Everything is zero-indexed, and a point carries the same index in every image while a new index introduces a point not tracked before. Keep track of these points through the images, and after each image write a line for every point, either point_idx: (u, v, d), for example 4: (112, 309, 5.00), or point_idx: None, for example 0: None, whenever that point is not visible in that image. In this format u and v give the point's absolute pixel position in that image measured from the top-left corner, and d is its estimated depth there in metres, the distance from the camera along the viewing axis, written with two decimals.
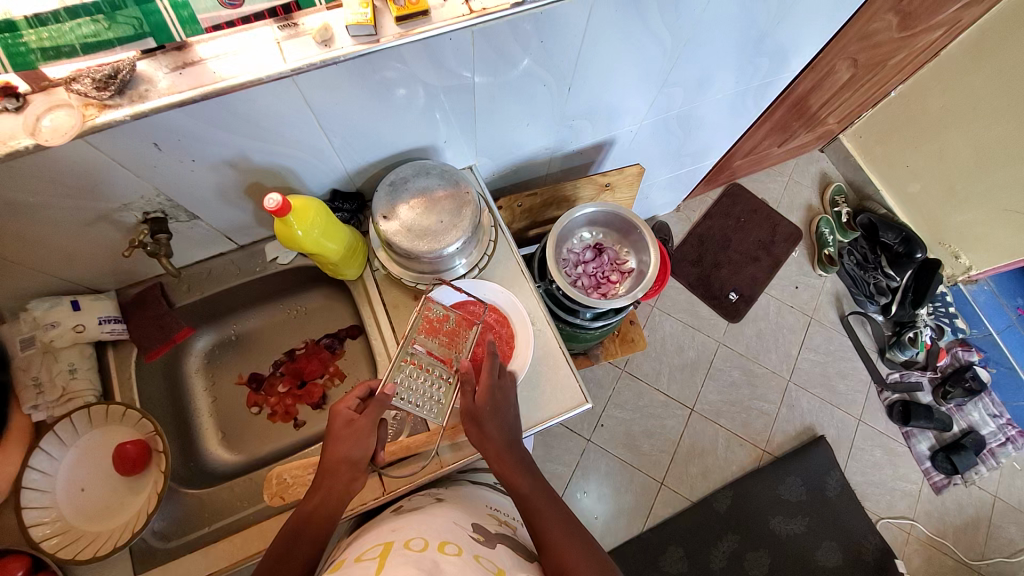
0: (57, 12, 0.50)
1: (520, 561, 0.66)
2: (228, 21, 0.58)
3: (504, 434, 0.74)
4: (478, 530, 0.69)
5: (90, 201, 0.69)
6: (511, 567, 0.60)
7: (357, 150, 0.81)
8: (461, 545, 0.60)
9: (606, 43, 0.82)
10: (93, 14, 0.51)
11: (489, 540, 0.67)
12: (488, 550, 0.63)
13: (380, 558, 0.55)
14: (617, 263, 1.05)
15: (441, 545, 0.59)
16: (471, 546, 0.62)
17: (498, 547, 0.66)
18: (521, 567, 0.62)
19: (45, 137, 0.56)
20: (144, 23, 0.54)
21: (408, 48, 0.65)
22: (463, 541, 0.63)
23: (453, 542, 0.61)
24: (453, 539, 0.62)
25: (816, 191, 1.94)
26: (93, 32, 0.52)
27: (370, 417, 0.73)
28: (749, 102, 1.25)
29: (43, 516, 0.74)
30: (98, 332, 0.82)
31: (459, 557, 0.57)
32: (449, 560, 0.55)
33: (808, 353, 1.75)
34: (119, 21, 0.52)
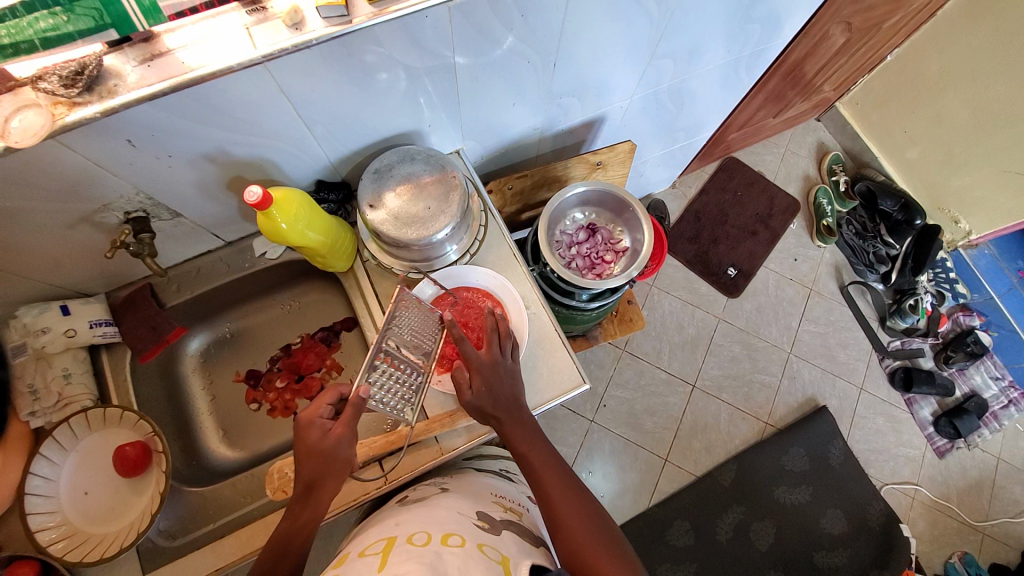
0: (13, 6, 0.48)
1: (527, 546, 0.66)
2: (190, 7, 0.57)
3: (507, 401, 0.72)
4: (482, 517, 0.69)
5: (69, 203, 0.68)
6: (517, 554, 0.61)
7: (340, 138, 0.80)
8: (464, 535, 0.61)
9: (591, 16, 0.79)
10: (50, 6, 0.49)
11: (493, 527, 0.67)
12: (492, 538, 0.63)
13: (382, 554, 0.55)
14: (611, 242, 1.03)
15: (444, 537, 0.59)
16: (476, 535, 0.62)
17: (503, 533, 0.66)
18: (526, 553, 0.62)
19: (13, 138, 0.55)
20: (105, 14, 0.52)
21: (384, 28, 0.63)
22: (466, 529, 0.63)
23: (456, 532, 0.61)
24: (457, 529, 0.62)
25: (813, 161, 1.91)
26: (52, 26, 0.51)
27: (344, 424, 0.65)
28: (741, 72, 1.22)
29: (48, 520, 0.74)
30: (90, 336, 0.82)
31: (463, 548, 0.57)
32: (452, 552, 0.55)
33: (809, 324, 1.74)
34: (79, 13, 0.50)
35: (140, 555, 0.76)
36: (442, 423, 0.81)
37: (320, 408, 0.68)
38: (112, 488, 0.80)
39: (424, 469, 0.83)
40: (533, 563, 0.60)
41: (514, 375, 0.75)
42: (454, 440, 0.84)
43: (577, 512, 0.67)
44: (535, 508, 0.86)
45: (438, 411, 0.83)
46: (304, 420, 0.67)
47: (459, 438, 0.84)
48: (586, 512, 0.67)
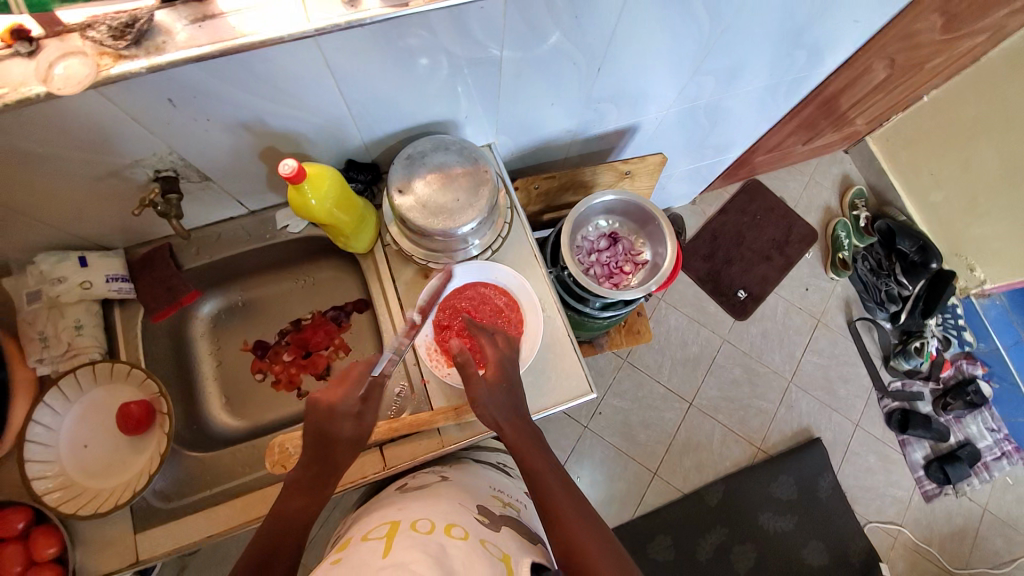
0: None
1: (526, 544, 0.66)
2: None
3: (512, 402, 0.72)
4: (483, 511, 0.69)
5: (101, 155, 0.67)
6: (517, 552, 0.61)
7: (376, 120, 0.79)
8: (467, 528, 0.61)
9: (642, 24, 0.78)
10: None
11: (493, 522, 0.67)
12: (493, 534, 0.63)
13: (387, 539, 0.55)
14: (632, 254, 1.02)
15: (448, 527, 0.59)
16: (477, 529, 0.62)
17: (502, 529, 0.66)
18: (525, 551, 0.62)
19: (56, 85, 0.54)
20: None
21: (437, 15, 0.62)
22: (468, 522, 0.63)
23: (459, 524, 0.61)
24: (460, 521, 0.62)
25: (835, 193, 1.90)
26: None
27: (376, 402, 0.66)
28: (779, 97, 1.21)
29: (45, 470, 0.74)
30: (105, 290, 0.81)
31: (466, 541, 0.57)
32: (456, 545, 0.55)
33: (812, 355, 1.74)
34: None
35: (133, 513, 0.76)
36: (445, 416, 0.80)
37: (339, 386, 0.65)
38: (113, 444, 0.80)
39: (424, 458, 0.83)
40: (532, 562, 0.60)
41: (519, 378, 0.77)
42: (456, 433, 0.84)
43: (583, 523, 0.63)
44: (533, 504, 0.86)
45: (443, 402, 0.83)
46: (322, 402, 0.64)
47: (462, 431, 0.83)
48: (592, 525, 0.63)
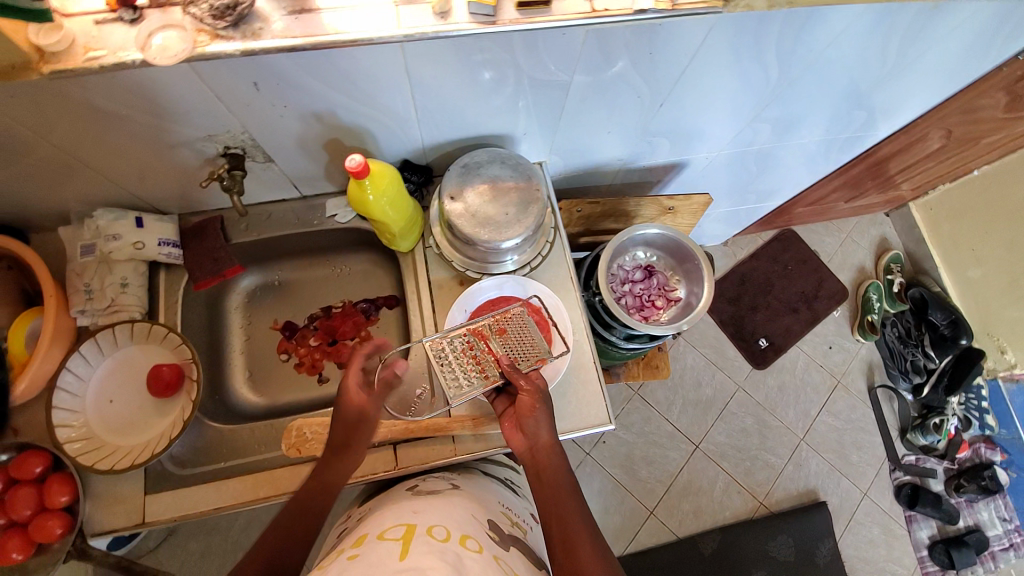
0: None
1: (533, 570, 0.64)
2: None
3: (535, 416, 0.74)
4: (493, 527, 0.69)
5: (177, 125, 0.69)
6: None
7: (439, 125, 0.80)
8: (480, 542, 0.61)
9: (711, 66, 0.79)
10: None
11: (503, 540, 0.67)
12: (504, 551, 0.63)
13: (403, 541, 0.56)
14: (665, 289, 1.00)
15: (462, 538, 0.59)
16: (490, 544, 0.62)
17: (512, 549, 0.66)
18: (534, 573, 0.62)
19: (153, 55, 0.57)
20: None
21: (520, 35, 0.64)
22: (481, 536, 0.63)
23: (473, 537, 0.61)
24: (474, 532, 0.62)
25: (871, 254, 1.88)
26: None
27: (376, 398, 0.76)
28: (831, 153, 1.21)
29: (70, 419, 0.75)
30: (155, 252, 0.83)
31: (480, 555, 0.57)
32: (472, 556, 0.56)
33: (827, 416, 1.70)
34: None
35: (147, 475, 0.78)
36: (462, 425, 0.82)
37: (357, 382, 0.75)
38: (138, 403, 0.82)
39: (435, 464, 0.83)
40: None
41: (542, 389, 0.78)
42: (469, 443, 0.84)
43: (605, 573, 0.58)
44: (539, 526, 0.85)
45: (461, 411, 0.84)
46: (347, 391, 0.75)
47: (476, 443, 0.84)
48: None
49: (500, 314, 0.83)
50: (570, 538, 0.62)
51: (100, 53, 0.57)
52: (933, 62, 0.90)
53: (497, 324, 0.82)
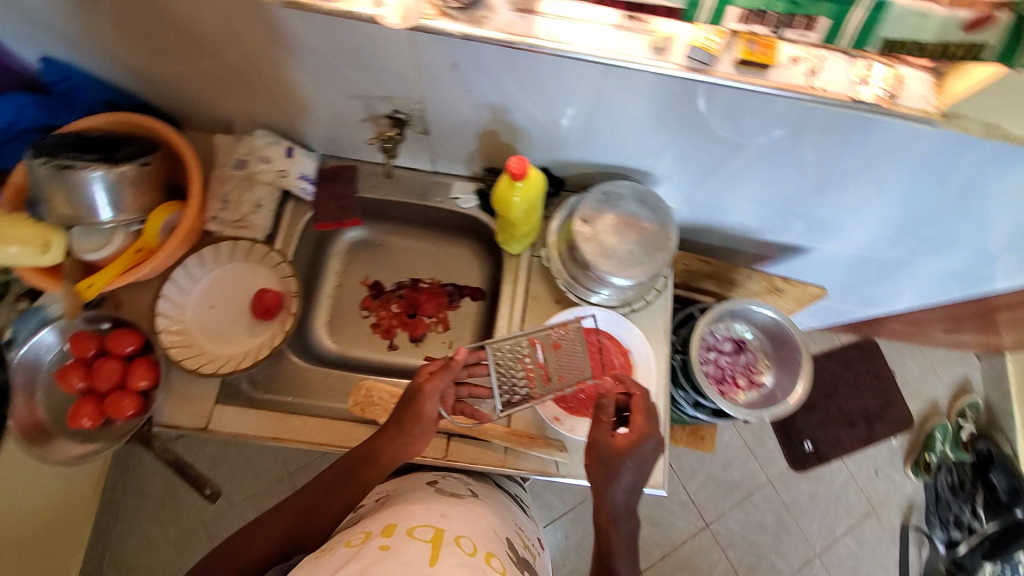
0: None
1: None
2: None
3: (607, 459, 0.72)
4: (512, 547, 0.69)
5: (362, 78, 0.71)
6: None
7: (596, 147, 0.80)
8: (502, 562, 0.62)
9: (890, 172, 0.75)
10: None
11: (520, 563, 0.67)
12: None
13: (433, 545, 0.57)
14: (750, 370, 0.95)
15: (487, 555, 0.60)
16: (510, 567, 0.63)
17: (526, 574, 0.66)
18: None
19: (383, 12, 0.58)
20: None
21: (725, 90, 0.61)
22: (502, 555, 0.64)
23: (496, 556, 0.62)
24: (496, 551, 0.63)
25: (948, 393, 1.76)
26: None
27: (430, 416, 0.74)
28: (959, 286, 1.14)
29: (172, 313, 0.81)
30: (292, 184, 0.87)
31: None
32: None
33: (851, 541, 1.61)
34: None
35: (220, 387, 0.80)
36: (518, 440, 0.82)
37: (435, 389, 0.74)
38: (232, 318, 0.85)
39: (477, 467, 0.83)
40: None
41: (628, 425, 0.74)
42: (518, 460, 0.84)
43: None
44: (547, 554, 0.84)
45: (519, 424, 0.85)
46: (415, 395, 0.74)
47: (523, 461, 0.83)
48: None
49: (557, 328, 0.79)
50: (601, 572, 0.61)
51: None
52: None
53: (554, 337, 0.78)
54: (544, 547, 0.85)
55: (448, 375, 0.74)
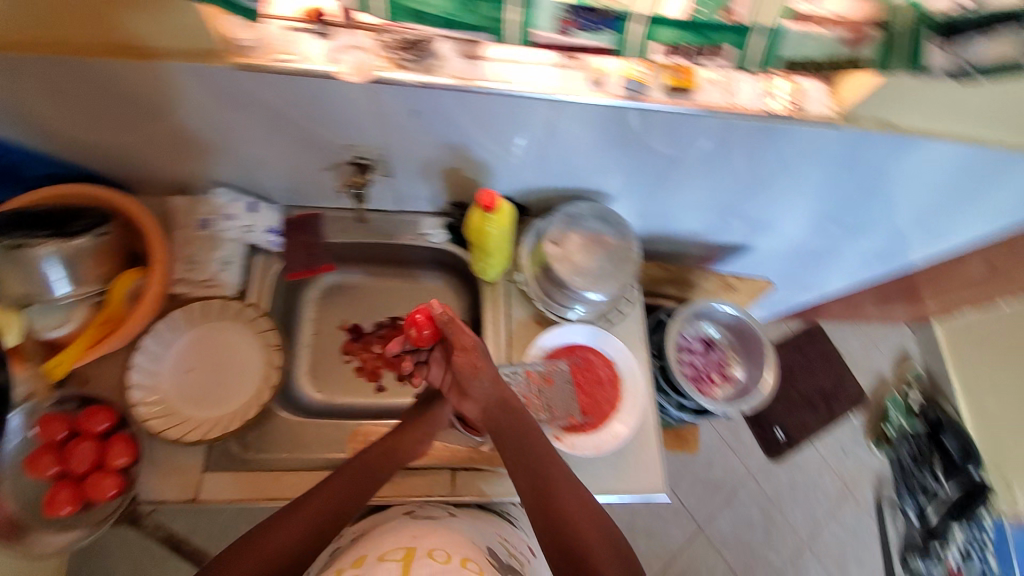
0: None
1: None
2: (553, 44, 0.56)
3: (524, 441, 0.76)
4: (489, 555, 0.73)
5: (325, 131, 0.75)
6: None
7: (553, 174, 0.86)
8: (477, 564, 0.68)
9: (811, 168, 0.85)
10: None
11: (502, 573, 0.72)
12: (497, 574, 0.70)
13: (404, 563, 0.64)
14: (722, 365, 1.02)
15: (462, 561, 0.67)
16: (488, 566, 0.69)
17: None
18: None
19: (344, 69, 0.64)
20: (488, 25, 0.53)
21: (660, 115, 0.70)
22: (479, 559, 0.70)
23: (471, 561, 0.68)
24: (471, 556, 0.69)
25: (891, 364, 1.88)
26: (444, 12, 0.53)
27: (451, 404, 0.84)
28: (881, 263, 1.28)
29: (147, 381, 0.79)
30: (259, 238, 0.87)
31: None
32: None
33: (832, 520, 1.67)
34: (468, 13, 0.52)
35: (208, 454, 0.78)
36: None
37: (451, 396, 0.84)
38: (211, 379, 0.83)
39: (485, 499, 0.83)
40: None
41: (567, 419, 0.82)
42: None
43: (593, 532, 0.69)
44: (539, 559, 0.84)
45: None
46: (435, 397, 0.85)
47: None
48: (603, 533, 0.70)
49: (549, 364, 0.87)
50: (547, 499, 0.71)
51: (291, 59, 0.63)
52: (1000, 204, 0.98)
53: (545, 373, 0.86)
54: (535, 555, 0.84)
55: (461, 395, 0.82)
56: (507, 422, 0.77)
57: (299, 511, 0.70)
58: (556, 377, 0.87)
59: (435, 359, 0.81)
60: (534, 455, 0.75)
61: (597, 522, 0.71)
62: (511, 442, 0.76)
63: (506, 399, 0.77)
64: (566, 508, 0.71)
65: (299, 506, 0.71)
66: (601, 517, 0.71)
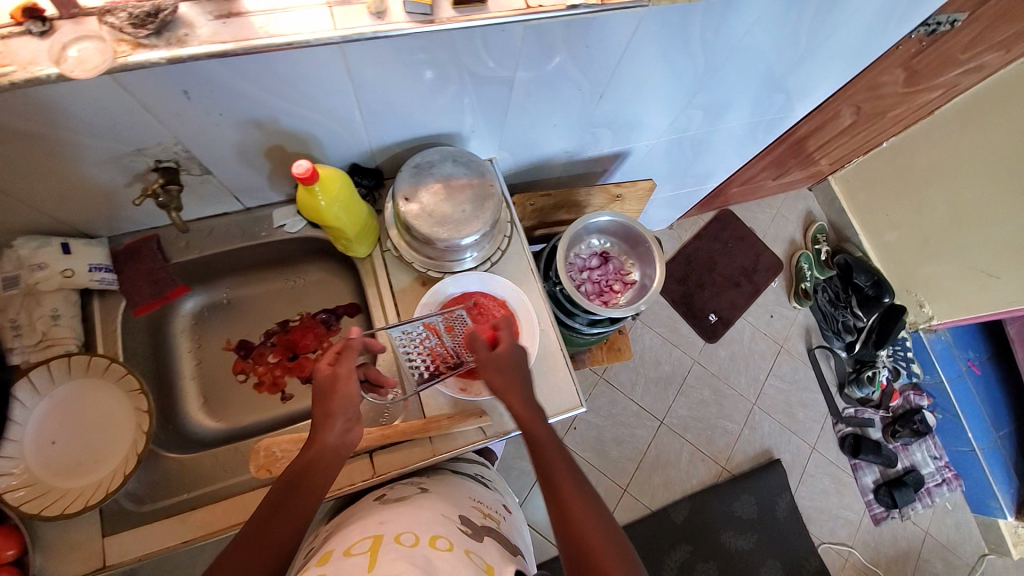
0: None
1: (504, 551, 0.70)
2: None
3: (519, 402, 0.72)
4: (464, 522, 0.72)
5: (102, 141, 0.66)
6: (499, 562, 0.65)
7: (387, 126, 0.80)
8: (451, 539, 0.65)
9: (647, 53, 0.82)
10: None
11: (475, 532, 0.71)
12: (476, 543, 0.67)
13: (372, 552, 0.58)
14: (621, 273, 1.08)
15: (432, 539, 0.63)
16: (461, 539, 0.66)
17: (484, 539, 0.70)
18: (507, 561, 0.67)
19: (68, 67, 0.54)
20: None
21: (460, 32, 0.65)
22: (453, 533, 0.66)
23: (443, 536, 0.64)
24: (443, 532, 0.66)
25: (800, 228, 1.94)
26: None
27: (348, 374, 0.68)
28: (758, 133, 1.29)
29: (10, 466, 0.70)
30: (88, 279, 0.78)
31: (451, 552, 0.61)
32: (441, 557, 0.59)
33: (774, 379, 1.77)
34: None
35: (103, 517, 0.73)
36: (437, 425, 0.80)
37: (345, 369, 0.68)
38: (83, 442, 0.76)
39: (412, 468, 0.81)
40: (515, 571, 0.65)
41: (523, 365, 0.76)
42: (448, 442, 0.82)
43: (611, 554, 0.60)
44: (513, 514, 0.88)
45: (435, 411, 0.83)
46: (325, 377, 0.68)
47: (454, 442, 0.82)
48: (624, 558, 0.60)
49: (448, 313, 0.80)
50: (569, 516, 0.64)
51: (8, 70, 0.53)
52: (840, 44, 0.97)
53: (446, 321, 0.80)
54: (509, 511, 0.90)
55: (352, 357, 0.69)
56: (535, 426, 0.71)
57: (256, 537, 0.59)
58: (458, 323, 0.81)
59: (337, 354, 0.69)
60: (562, 468, 0.68)
61: (616, 547, 0.61)
62: (541, 451, 0.69)
63: (527, 397, 0.73)
64: (585, 527, 0.62)
65: (258, 530, 0.60)
66: (617, 535, 0.63)
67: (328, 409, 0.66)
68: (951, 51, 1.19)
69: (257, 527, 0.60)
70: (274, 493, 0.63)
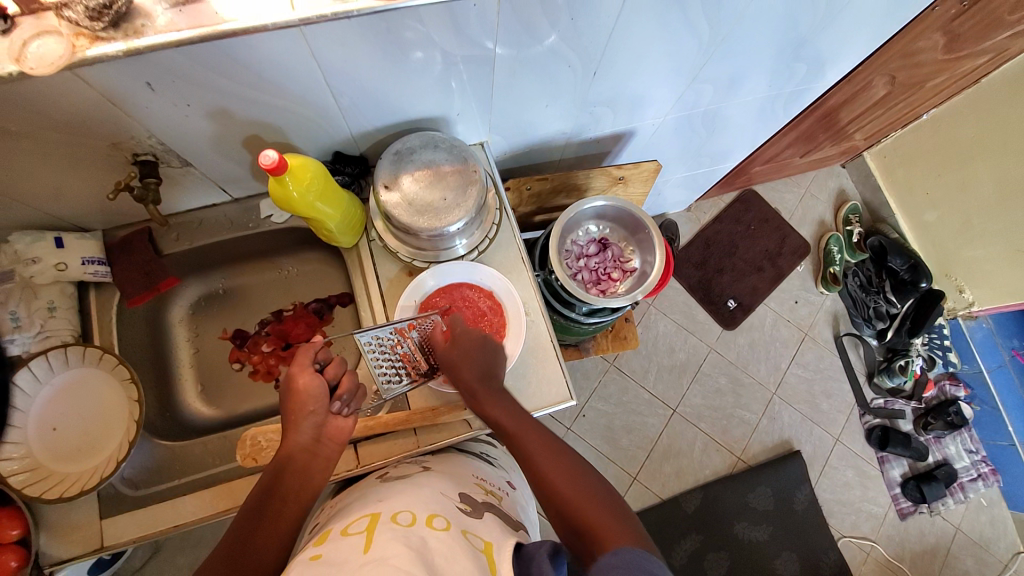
0: None
1: (509, 529, 0.60)
2: None
3: (480, 371, 0.72)
4: (466, 499, 0.63)
5: (79, 136, 0.67)
6: (500, 538, 0.55)
7: (365, 113, 0.78)
8: (449, 518, 0.55)
9: (640, 27, 0.76)
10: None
11: (476, 509, 0.61)
12: (476, 522, 0.57)
13: (367, 533, 0.50)
14: (620, 261, 1.04)
15: (429, 518, 0.53)
16: (459, 517, 0.56)
17: (486, 516, 0.60)
18: (509, 537, 0.57)
19: (29, 65, 0.54)
20: None
21: (429, 10, 0.61)
22: (451, 510, 0.57)
23: (441, 514, 0.55)
24: (442, 510, 0.56)
25: (831, 208, 1.81)
26: None
27: (309, 375, 0.67)
28: (777, 108, 1.18)
29: (13, 452, 0.73)
30: (80, 272, 0.81)
31: (448, 532, 0.51)
32: (438, 537, 0.50)
33: (797, 368, 1.67)
34: None
35: (100, 500, 0.76)
36: (421, 417, 0.79)
37: (307, 368, 0.68)
38: (83, 430, 0.79)
39: (396, 460, 0.80)
40: (517, 545, 0.55)
41: (491, 352, 0.74)
42: (433, 435, 0.81)
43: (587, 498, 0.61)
44: (518, 491, 0.81)
45: (420, 402, 0.82)
46: (291, 382, 0.68)
47: (439, 434, 0.81)
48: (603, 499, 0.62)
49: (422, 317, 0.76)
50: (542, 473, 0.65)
51: None
52: (865, 8, 0.88)
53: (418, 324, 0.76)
54: (515, 487, 0.82)
55: (310, 356, 0.69)
56: (497, 406, 0.70)
57: (233, 544, 0.57)
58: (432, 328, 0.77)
59: (297, 359, 0.68)
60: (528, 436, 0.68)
61: (591, 488, 0.63)
62: (505, 426, 0.69)
63: (485, 377, 0.72)
64: (556, 480, 0.63)
65: (236, 538, 0.58)
66: (594, 480, 0.64)
67: (293, 406, 0.67)
68: (997, 12, 1.07)
69: (235, 537, 0.58)
70: (250, 503, 0.62)
